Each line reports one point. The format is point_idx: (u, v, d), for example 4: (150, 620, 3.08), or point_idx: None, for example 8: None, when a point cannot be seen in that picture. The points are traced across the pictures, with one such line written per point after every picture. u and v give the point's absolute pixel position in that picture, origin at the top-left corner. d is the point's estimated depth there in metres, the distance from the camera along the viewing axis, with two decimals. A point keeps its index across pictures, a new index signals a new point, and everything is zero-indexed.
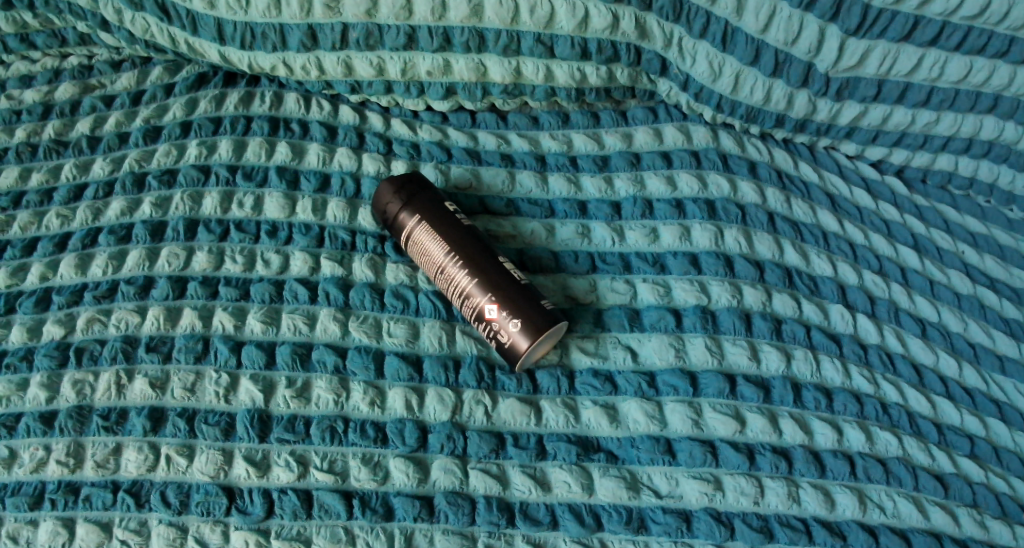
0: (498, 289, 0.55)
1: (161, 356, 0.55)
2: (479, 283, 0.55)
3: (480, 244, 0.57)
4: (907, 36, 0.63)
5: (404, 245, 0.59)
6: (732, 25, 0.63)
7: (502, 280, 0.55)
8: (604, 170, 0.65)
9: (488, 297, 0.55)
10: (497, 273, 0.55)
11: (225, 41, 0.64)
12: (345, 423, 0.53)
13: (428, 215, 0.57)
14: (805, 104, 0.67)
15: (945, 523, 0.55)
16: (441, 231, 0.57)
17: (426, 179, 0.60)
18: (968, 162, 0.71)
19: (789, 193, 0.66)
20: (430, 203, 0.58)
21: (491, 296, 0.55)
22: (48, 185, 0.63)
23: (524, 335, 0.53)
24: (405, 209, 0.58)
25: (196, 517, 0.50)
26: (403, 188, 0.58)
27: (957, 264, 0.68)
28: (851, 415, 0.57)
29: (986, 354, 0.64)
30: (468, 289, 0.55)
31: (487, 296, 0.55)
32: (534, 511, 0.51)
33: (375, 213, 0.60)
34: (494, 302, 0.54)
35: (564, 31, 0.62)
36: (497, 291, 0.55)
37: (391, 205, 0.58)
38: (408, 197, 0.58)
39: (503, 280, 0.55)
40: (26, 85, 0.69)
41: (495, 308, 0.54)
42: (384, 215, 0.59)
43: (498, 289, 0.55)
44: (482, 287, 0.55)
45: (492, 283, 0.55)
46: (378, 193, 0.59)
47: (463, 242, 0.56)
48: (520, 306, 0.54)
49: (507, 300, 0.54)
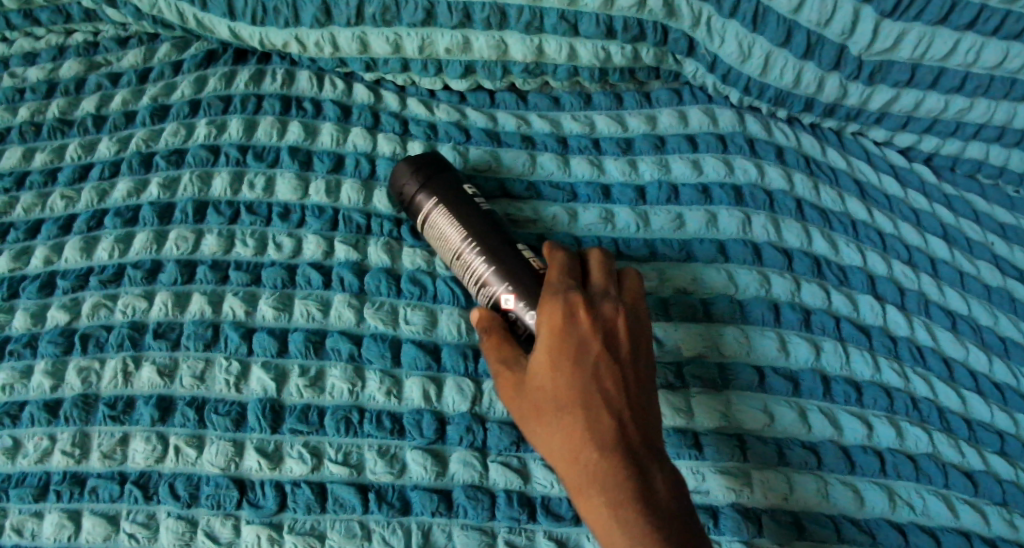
0: (517, 278, 0.52)
1: (170, 343, 0.53)
2: (497, 271, 0.52)
3: (498, 230, 0.54)
4: (944, 19, 0.61)
5: (421, 227, 0.56)
6: (764, 4, 0.61)
7: (522, 269, 0.52)
8: (627, 153, 0.63)
9: (506, 285, 0.52)
10: (516, 262, 0.52)
11: (235, 16, 0.62)
12: (360, 414, 0.51)
13: (444, 199, 0.55)
14: (836, 88, 0.64)
15: (976, 522, 0.53)
16: (458, 215, 0.54)
17: (444, 159, 0.58)
18: (999, 150, 0.69)
19: (817, 179, 0.64)
20: (447, 186, 0.55)
21: (508, 285, 0.51)
22: (52, 166, 0.61)
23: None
24: (422, 190, 0.55)
25: (206, 510, 0.49)
26: (420, 167, 0.56)
27: (988, 256, 0.65)
28: (881, 410, 0.55)
29: (1018, 349, 0.61)
30: (484, 277, 0.52)
31: (506, 284, 0.52)
32: (556, 506, 0.50)
33: (391, 193, 0.57)
34: (512, 291, 0.51)
35: (589, 8, 0.60)
36: (515, 280, 0.52)
37: (407, 188, 0.56)
38: (423, 178, 0.55)
39: (522, 269, 0.52)
40: (30, 63, 0.67)
41: (513, 298, 0.51)
42: (401, 196, 0.57)
43: (515, 278, 0.52)
44: (499, 275, 0.52)
45: (511, 272, 0.52)
46: (395, 173, 0.57)
47: (480, 228, 0.54)
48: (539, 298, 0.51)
49: (526, 291, 0.51)
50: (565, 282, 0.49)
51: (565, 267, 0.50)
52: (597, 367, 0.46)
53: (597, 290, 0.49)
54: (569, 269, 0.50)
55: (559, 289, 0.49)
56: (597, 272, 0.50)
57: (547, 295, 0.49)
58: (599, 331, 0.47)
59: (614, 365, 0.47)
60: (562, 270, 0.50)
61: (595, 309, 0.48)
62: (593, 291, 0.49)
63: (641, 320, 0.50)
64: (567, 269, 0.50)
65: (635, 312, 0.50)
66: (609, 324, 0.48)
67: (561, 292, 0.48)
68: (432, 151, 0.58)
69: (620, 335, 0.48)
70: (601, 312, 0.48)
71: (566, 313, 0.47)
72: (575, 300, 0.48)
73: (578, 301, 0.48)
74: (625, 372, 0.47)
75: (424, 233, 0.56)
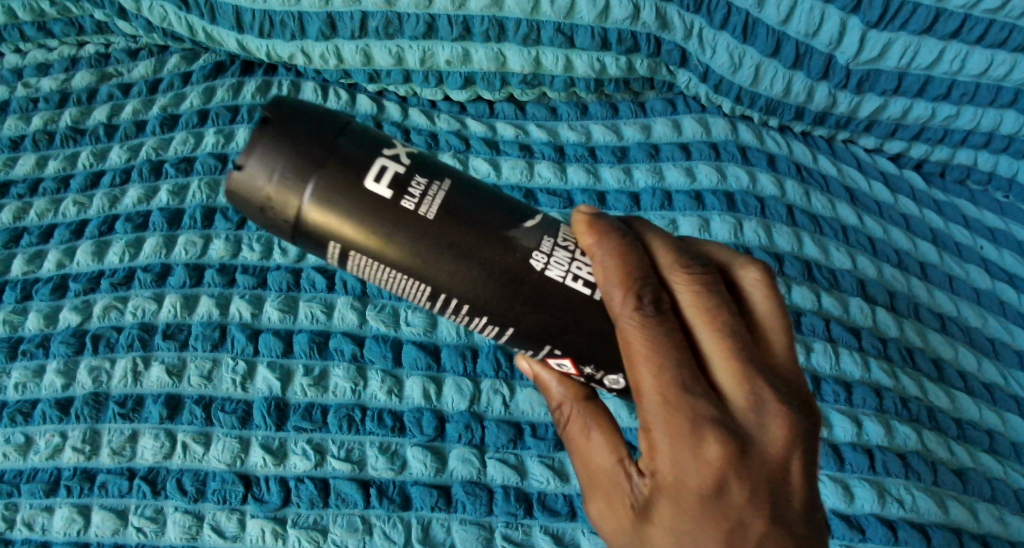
0: (549, 331, 0.39)
1: (178, 343, 0.55)
2: (518, 332, 0.39)
3: (456, 234, 0.38)
4: (928, 29, 0.63)
5: (338, 261, 0.39)
6: (753, 16, 0.63)
7: (553, 317, 0.39)
8: (623, 160, 0.65)
9: (547, 348, 0.40)
10: (535, 306, 0.38)
11: (243, 29, 0.64)
12: (362, 412, 0.53)
13: (352, 204, 0.37)
14: (826, 97, 0.66)
15: (964, 518, 0.55)
16: (386, 220, 0.37)
17: (303, 105, 0.38)
18: (987, 157, 0.71)
19: (808, 186, 0.66)
20: (338, 173, 0.37)
21: (551, 348, 0.40)
22: (65, 173, 0.63)
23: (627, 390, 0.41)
24: (316, 205, 0.37)
25: (212, 505, 0.50)
26: (283, 158, 0.37)
27: (977, 259, 0.67)
28: (870, 409, 0.57)
29: (1006, 350, 0.64)
30: (508, 336, 0.40)
31: (545, 348, 0.40)
32: (552, 501, 0.52)
33: (253, 218, 0.38)
34: (561, 355, 0.40)
35: (585, 21, 0.62)
36: (552, 338, 0.39)
37: (289, 207, 0.37)
38: (304, 180, 0.37)
39: (551, 313, 0.39)
40: (43, 74, 0.69)
41: (569, 362, 0.40)
42: (283, 227, 0.38)
43: (550, 334, 0.39)
44: (524, 333, 0.39)
45: (541, 331, 0.39)
46: (244, 181, 0.37)
47: (428, 232, 0.37)
48: (599, 353, 0.39)
49: (575, 347, 0.39)
50: (692, 399, 0.36)
51: (686, 368, 0.36)
52: (756, 536, 0.36)
53: (733, 393, 0.37)
54: (691, 370, 0.36)
55: (689, 419, 0.35)
56: (724, 357, 0.37)
57: (670, 424, 0.36)
58: (749, 466, 0.36)
59: (776, 508, 0.36)
60: (686, 379, 0.36)
61: (737, 430, 0.36)
62: (730, 399, 0.37)
63: (803, 411, 0.37)
64: (689, 372, 0.36)
65: (792, 401, 0.37)
66: (760, 447, 0.36)
67: (696, 431, 0.35)
68: (273, 104, 0.37)
69: (778, 458, 0.36)
70: (744, 427, 0.36)
71: (700, 455, 0.36)
72: (711, 434, 0.35)
73: (718, 436, 0.36)
74: (793, 524, 0.37)
75: (344, 264, 0.40)
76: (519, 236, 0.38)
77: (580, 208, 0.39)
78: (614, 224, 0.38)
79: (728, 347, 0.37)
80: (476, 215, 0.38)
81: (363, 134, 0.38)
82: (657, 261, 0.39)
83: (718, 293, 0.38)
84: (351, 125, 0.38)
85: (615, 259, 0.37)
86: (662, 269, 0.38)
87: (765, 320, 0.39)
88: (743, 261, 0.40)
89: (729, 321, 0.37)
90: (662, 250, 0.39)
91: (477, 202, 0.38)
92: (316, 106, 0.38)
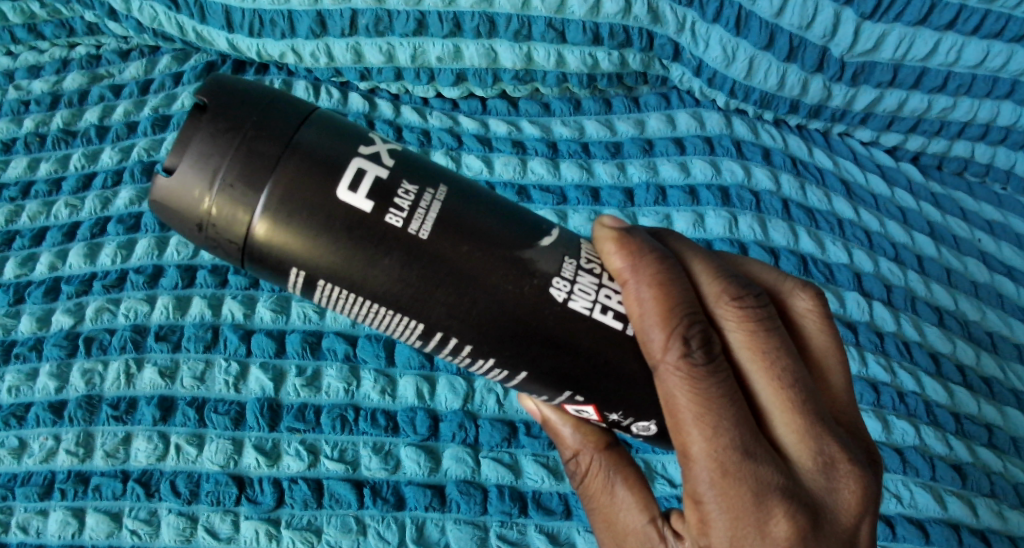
0: (568, 373, 0.37)
1: (171, 345, 0.54)
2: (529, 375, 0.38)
3: (439, 259, 0.35)
4: (923, 20, 0.63)
5: (303, 291, 0.37)
6: (747, 8, 0.62)
7: (559, 354, 0.37)
8: (617, 156, 0.64)
9: (568, 394, 0.38)
10: (529, 335, 0.36)
11: (233, 29, 0.64)
12: (356, 411, 0.53)
13: (314, 220, 0.35)
14: (821, 90, 0.66)
15: (963, 514, 0.55)
16: (359, 235, 0.35)
17: (247, 89, 0.36)
18: (985, 149, 0.70)
19: (804, 180, 0.65)
20: (294, 174, 0.34)
21: (572, 393, 0.38)
22: (57, 175, 0.63)
23: (658, 436, 0.39)
24: (269, 219, 0.34)
25: (206, 507, 0.50)
26: (221, 157, 0.34)
27: (975, 252, 0.67)
28: (868, 404, 0.56)
29: (1004, 343, 0.64)
30: (517, 377, 0.38)
31: (563, 393, 0.38)
32: (547, 500, 0.52)
33: (195, 239, 0.36)
34: (582, 400, 0.38)
35: (576, 15, 0.61)
36: (573, 383, 0.38)
37: (236, 222, 0.35)
38: (251, 184, 0.34)
39: (570, 354, 0.37)
40: (34, 76, 0.68)
41: (591, 408, 0.39)
42: (230, 247, 0.35)
43: (570, 377, 0.37)
44: (538, 376, 0.37)
45: (556, 372, 0.37)
46: (179, 189, 0.34)
47: (407, 244, 0.35)
48: (626, 397, 0.38)
49: (597, 391, 0.38)
50: (755, 463, 0.34)
51: (745, 426, 0.34)
52: None
53: (795, 448, 0.35)
54: (750, 429, 0.34)
55: (751, 485, 0.34)
56: (785, 408, 0.35)
57: (728, 491, 0.34)
58: (820, 533, 0.34)
59: None
60: (746, 440, 0.34)
61: (802, 491, 0.35)
62: (794, 456, 0.35)
63: (867, 462, 0.36)
64: (749, 433, 0.34)
65: (857, 452, 0.36)
66: (828, 509, 0.35)
67: (761, 497, 0.34)
68: (209, 88, 0.35)
69: (848, 520, 0.35)
70: (810, 487, 0.35)
71: (765, 526, 0.34)
72: (777, 501, 0.34)
73: (783, 502, 0.34)
74: None
75: (311, 294, 0.37)
76: (534, 258, 0.36)
77: (605, 224, 0.37)
78: (654, 251, 0.36)
79: (788, 397, 0.35)
80: (457, 223, 0.36)
81: (320, 124, 0.36)
82: (702, 293, 0.37)
83: (773, 334, 0.36)
84: (306, 115, 0.36)
85: (655, 293, 0.35)
86: (707, 302, 0.37)
87: (819, 357, 0.38)
88: (791, 290, 0.39)
89: (788, 367, 0.35)
90: (708, 281, 0.37)
91: (461, 206, 0.36)
92: (263, 93, 0.36)
